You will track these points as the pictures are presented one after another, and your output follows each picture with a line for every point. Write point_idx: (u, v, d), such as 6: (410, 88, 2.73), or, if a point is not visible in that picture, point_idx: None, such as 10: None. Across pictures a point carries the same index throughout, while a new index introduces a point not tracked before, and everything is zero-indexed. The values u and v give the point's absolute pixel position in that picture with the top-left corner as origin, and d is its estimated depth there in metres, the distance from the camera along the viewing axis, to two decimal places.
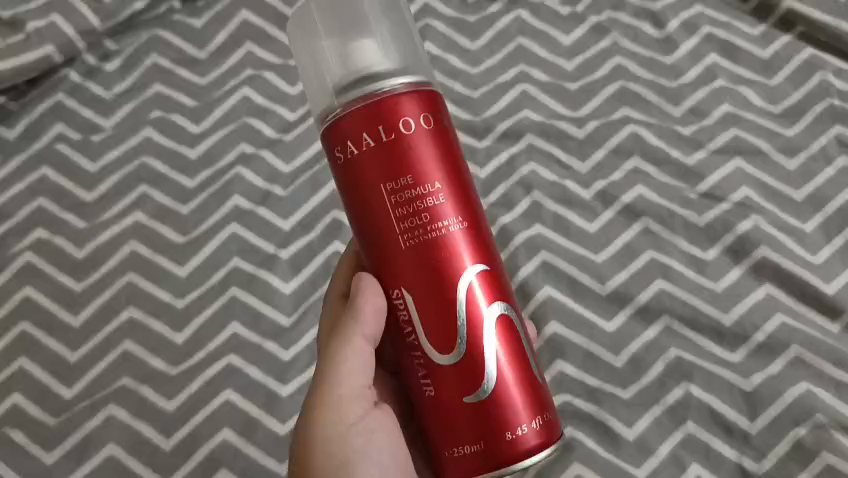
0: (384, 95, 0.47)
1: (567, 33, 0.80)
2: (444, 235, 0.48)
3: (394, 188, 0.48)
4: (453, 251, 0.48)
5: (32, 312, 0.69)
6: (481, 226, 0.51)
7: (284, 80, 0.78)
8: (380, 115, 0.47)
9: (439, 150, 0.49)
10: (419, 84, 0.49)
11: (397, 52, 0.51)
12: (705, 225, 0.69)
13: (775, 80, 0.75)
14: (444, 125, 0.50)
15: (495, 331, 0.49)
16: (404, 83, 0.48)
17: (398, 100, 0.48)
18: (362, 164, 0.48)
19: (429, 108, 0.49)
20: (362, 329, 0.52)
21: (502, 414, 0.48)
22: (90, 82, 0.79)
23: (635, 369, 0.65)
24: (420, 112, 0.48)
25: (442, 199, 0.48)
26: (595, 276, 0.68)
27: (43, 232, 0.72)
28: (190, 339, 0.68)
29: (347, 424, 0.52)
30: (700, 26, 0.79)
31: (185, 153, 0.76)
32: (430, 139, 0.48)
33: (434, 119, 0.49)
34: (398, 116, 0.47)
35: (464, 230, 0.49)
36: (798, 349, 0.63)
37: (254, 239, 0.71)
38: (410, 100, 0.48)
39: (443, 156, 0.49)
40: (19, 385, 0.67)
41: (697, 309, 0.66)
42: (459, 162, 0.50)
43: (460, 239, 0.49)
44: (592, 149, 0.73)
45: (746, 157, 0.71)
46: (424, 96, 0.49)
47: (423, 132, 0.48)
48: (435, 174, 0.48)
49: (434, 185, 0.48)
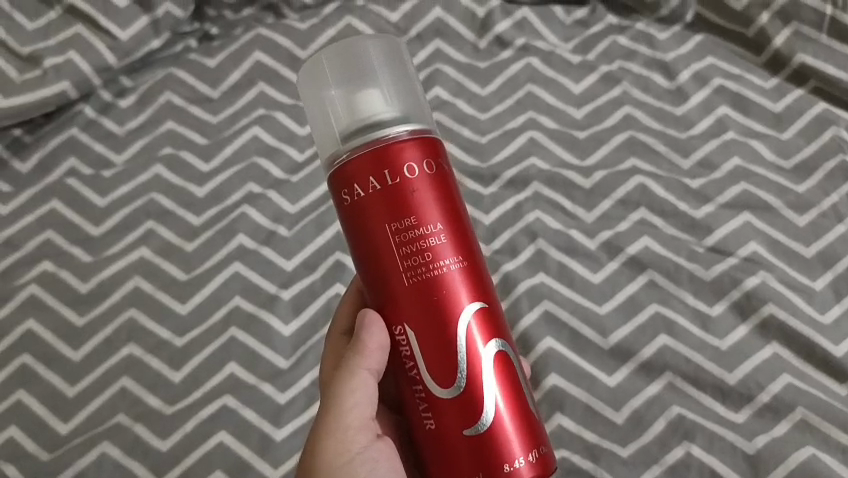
0: (387, 140, 0.47)
1: (577, 81, 0.80)
2: (445, 276, 0.47)
3: (397, 228, 0.46)
4: (454, 294, 0.47)
5: (32, 344, 0.70)
6: (481, 267, 0.49)
7: (294, 121, 0.79)
8: (385, 159, 0.46)
9: (441, 191, 0.48)
10: (422, 130, 0.48)
11: (402, 100, 0.50)
12: (712, 279, 0.68)
13: (787, 134, 0.75)
14: (445, 166, 0.49)
15: (493, 368, 0.47)
16: (408, 130, 0.47)
17: (402, 144, 0.47)
18: (367, 207, 0.47)
19: (432, 152, 0.48)
20: (365, 362, 0.50)
21: (499, 449, 0.46)
22: (104, 118, 0.81)
23: (635, 427, 0.63)
24: (424, 155, 0.47)
25: (444, 239, 0.47)
26: (597, 329, 0.67)
27: (48, 265, 0.73)
28: (187, 378, 0.68)
29: (350, 459, 0.51)
30: (711, 78, 0.78)
31: (192, 191, 0.76)
32: (433, 183, 0.47)
33: (437, 162, 0.48)
34: (402, 160, 0.46)
35: (465, 271, 0.48)
36: (804, 412, 0.61)
37: (255, 278, 0.71)
38: (413, 144, 0.47)
39: (445, 198, 0.48)
40: (15, 418, 0.67)
41: (701, 366, 0.64)
42: (460, 205, 0.49)
43: (462, 281, 0.47)
44: (599, 199, 0.73)
45: (755, 211, 0.70)
46: (427, 142, 0.48)
47: (427, 174, 0.47)
48: (438, 215, 0.47)
49: (436, 225, 0.47)
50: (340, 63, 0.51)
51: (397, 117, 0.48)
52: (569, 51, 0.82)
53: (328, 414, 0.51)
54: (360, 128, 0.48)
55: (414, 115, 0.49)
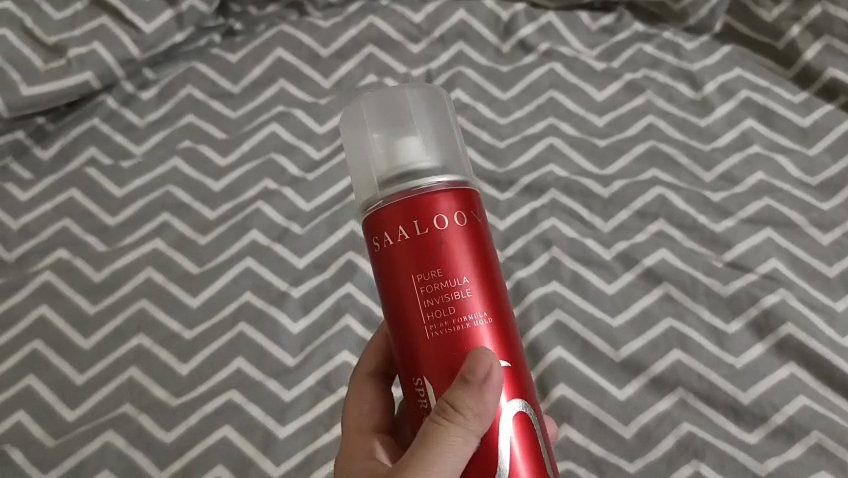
0: (417, 190, 0.41)
1: (600, 89, 0.79)
2: (472, 333, 0.41)
3: (423, 279, 0.41)
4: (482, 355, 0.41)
5: (44, 330, 0.70)
6: (510, 326, 0.43)
7: (313, 118, 0.79)
8: (413, 208, 0.41)
9: (476, 244, 0.42)
10: (455, 182, 0.42)
11: (438, 147, 0.45)
12: (729, 295, 0.66)
13: (814, 150, 0.73)
14: (481, 217, 0.44)
15: (511, 428, 0.42)
16: (438, 181, 0.42)
17: (436, 192, 0.41)
18: (393, 257, 0.42)
19: (467, 201, 0.42)
20: (475, 417, 0.40)
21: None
22: (126, 110, 0.82)
23: (643, 443, 0.62)
24: (455, 207, 0.42)
25: (476, 294, 0.42)
26: (609, 341, 0.66)
27: (63, 253, 0.73)
28: (193, 372, 0.68)
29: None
30: (737, 90, 0.77)
31: (209, 185, 0.77)
32: (464, 236, 0.42)
33: (472, 212, 0.43)
34: (431, 210, 0.41)
35: (493, 329, 0.42)
36: (819, 436, 0.60)
37: (267, 275, 0.71)
38: (445, 195, 0.42)
39: (476, 253, 0.42)
40: (23, 403, 0.67)
41: (715, 384, 0.63)
42: (494, 261, 0.44)
43: (492, 340, 0.42)
44: (617, 209, 0.72)
45: (777, 228, 0.69)
46: (460, 193, 0.42)
47: (462, 225, 0.42)
48: (467, 269, 0.42)
49: (469, 280, 0.41)
50: (381, 113, 0.48)
51: (434, 164, 0.43)
52: (593, 59, 0.81)
53: (418, 469, 0.40)
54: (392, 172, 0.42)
55: (451, 164, 0.45)
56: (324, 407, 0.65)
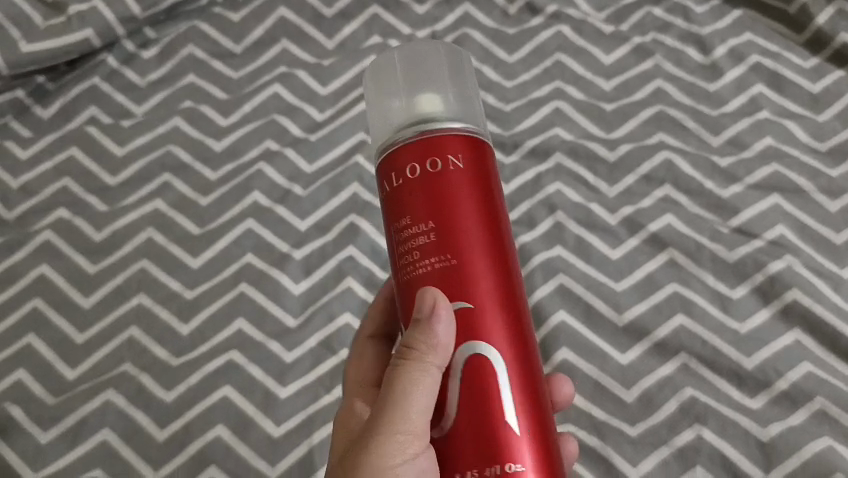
0: (397, 143, 0.43)
1: (608, 53, 0.78)
2: (436, 276, 0.41)
3: (400, 225, 0.42)
4: (458, 297, 0.41)
5: (44, 289, 0.70)
6: (490, 274, 0.41)
7: (316, 80, 0.78)
8: (391, 161, 0.43)
9: (452, 189, 0.41)
10: (433, 130, 0.42)
11: (461, 107, 0.46)
12: (735, 261, 0.65)
13: (823, 116, 0.72)
14: (479, 166, 0.43)
15: (466, 368, 0.40)
16: (415, 132, 0.42)
17: (427, 138, 0.42)
18: (384, 208, 0.44)
19: (449, 146, 0.42)
20: (433, 354, 0.41)
21: (471, 451, 0.39)
22: (126, 69, 0.81)
23: (645, 407, 0.61)
24: (426, 154, 0.42)
25: (461, 235, 0.41)
26: (613, 306, 0.65)
27: (64, 212, 0.73)
28: (194, 332, 0.67)
29: (392, 469, 0.41)
30: (748, 55, 0.76)
31: (210, 145, 0.76)
32: (433, 182, 0.41)
33: (478, 161, 0.43)
34: (403, 160, 0.42)
35: (457, 273, 0.41)
36: (822, 402, 0.59)
37: (268, 236, 0.71)
38: (418, 143, 0.42)
39: (447, 198, 0.41)
40: (23, 362, 0.67)
41: (718, 350, 0.62)
42: (499, 217, 0.43)
43: (459, 284, 0.41)
44: (623, 173, 0.71)
45: (785, 194, 0.68)
46: (433, 141, 0.42)
47: (462, 171, 0.42)
48: (432, 215, 0.41)
49: (454, 222, 0.41)
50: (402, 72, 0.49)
51: (453, 115, 0.44)
52: (601, 21, 0.80)
53: (385, 411, 0.41)
54: (411, 119, 0.44)
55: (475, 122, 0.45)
56: (326, 368, 0.64)
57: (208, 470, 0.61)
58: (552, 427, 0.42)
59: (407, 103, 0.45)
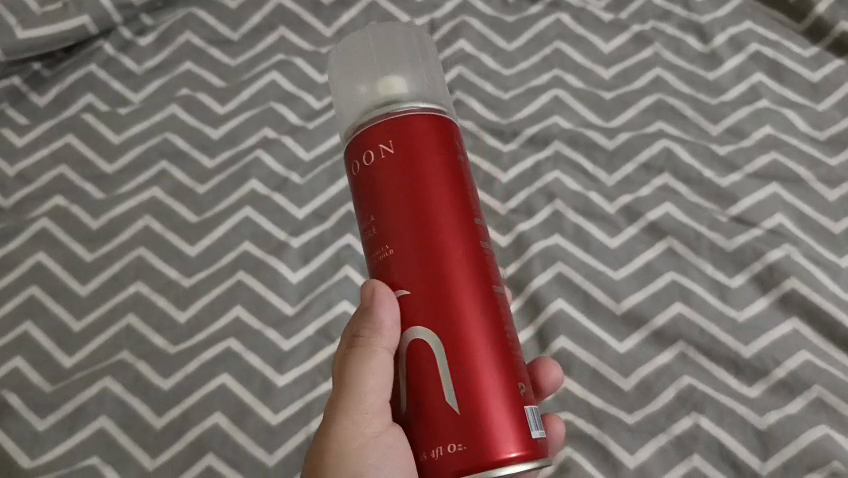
0: (354, 132, 0.44)
1: (607, 41, 0.78)
2: (387, 262, 0.43)
3: (360, 213, 0.45)
4: (403, 282, 0.43)
5: (41, 276, 0.70)
6: (438, 255, 0.42)
7: (313, 67, 0.78)
8: (350, 152, 0.45)
9: (398, 173, 0.43)
10: (383, 117, 0.43)
11: (425, 89, 0.46)
12: (733, 250, 0.65)
13: (823, 105, 0.72)
14: (429, 147, 0.43)
15: (415, 350, 0.42)
16: (367, 120, 0.44)
17: (376, 125, 0.43)
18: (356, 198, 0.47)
19: (396, 131, 0.43)
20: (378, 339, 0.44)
21: (430, 428, 0.41)
22: (123, 56, 0.81)
23: (642, 395, 0.61)
24: (376, 141, 0.43)
25: (404, 222, 0.43)
26: (611, 294, 0.65)
27: (61, 200, 0.73)
28: (192, 319, 0.67)
29: (355, 450, 0.45)
30: (747, 43, 0.75)
31: (207, 132, 0.76)
32: (381, 169, 0.43)
33: (429, 148, 0.43)
34: (357, 150, 0.44)
35: (402, 258, 0.43)
36: (820, 391, 0.59)
37: (266, 224, 0.70)
38: (368, 131, 0.44)
39: (393, 185, 0.43)
40: (20, 350, 0.67)
41: (716, 338, 0.62)
42: (454, 201, 0.43)
43: (407, 268, 0.43)
44: (622, 162, 0.71)
45: (784, 183, 0.68)
46: (382, 127, 0.43)
47: (414, 156, 0.43)
48: (379, 202, 0.43)
49: (400, 210, 0.43)
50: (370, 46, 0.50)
51: (414, 95, 0.45)
52: (601, 9, 0.80)
53: (343, 397, 0.45)
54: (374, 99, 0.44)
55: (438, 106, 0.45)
56: (324, 356, 0.64)
57: (206, 458, 0.61)
58: (512, 408, 0.41)
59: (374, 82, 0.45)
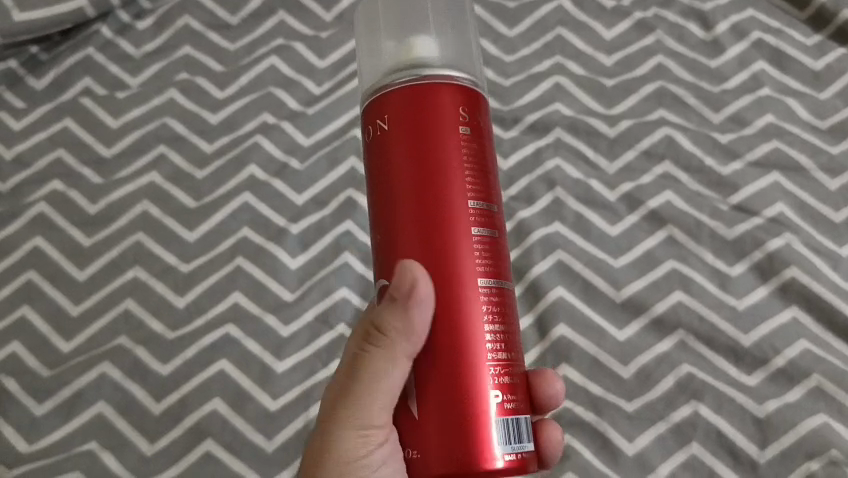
0: (372, 98, 0.44)
1: (609, 28, 0.77)
2: (385, 240, 0.42)
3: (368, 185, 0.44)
4: (393, 264, 0.42)
5: (39, 261, 0.69)
6: (434, 240, 0.41)
7: (313, 52, 0.78)
8: (366, 119, 0.44)
9: (405, 148, 0.42)
10: (406, 84, 0.42)
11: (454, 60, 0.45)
12: (734, 238, 0.65)
13: (825, 94, 0.71)
14: (442, 124, 0.42)
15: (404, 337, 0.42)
16: (389, 85, 0.43)
17: (393, 94, 0.42)
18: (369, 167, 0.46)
19: (413, 103, 0.42)
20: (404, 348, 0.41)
21: (411, 428, 0.40)
22: (121, 40, 0.80)
23: (642, 383, 0.61)
24: (389, 111, 0.42)
25: (402, 203, 0.42)
26: (611, 282, 0.65)
27: (59, 184, 0.72)
28: (191, 304, 0.67)
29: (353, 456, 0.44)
30: (750, 31, 0.75)
31: (206, 117, 0.75)
32: (389, 141, 0.42)
33: (440, 125, 0.42)
34: (371, 117, 0.43)
35: (400, 237, 0.42)
36: (819, 379, 0.59)
37: (265, 210, 0.70)
38: (386, 98, 0.43)
39: (398, 159, 0.42)
40: (18, 334, 0.66)
41: (715, 326, 0.62)
42: (447, 187, 0.41)
43: (403, 249, 0.41)
44: (623, 149, 0.70)
45: (785, 171, 0.68)
46: (398, 97, 0.42)
47: (427, 131, 0.42)
48: (384, 176, 0.42)
49: (403, 188, 0.42)
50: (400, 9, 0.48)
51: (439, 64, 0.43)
52: None
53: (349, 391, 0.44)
54: (394, 66, 0.44)
55: (447, 77, 0.43)
56: (323, 341, 0.64)
57: (205, 443, 0.61)
58: (481, 418, 0.39)
59: (401, 45, 0.45)
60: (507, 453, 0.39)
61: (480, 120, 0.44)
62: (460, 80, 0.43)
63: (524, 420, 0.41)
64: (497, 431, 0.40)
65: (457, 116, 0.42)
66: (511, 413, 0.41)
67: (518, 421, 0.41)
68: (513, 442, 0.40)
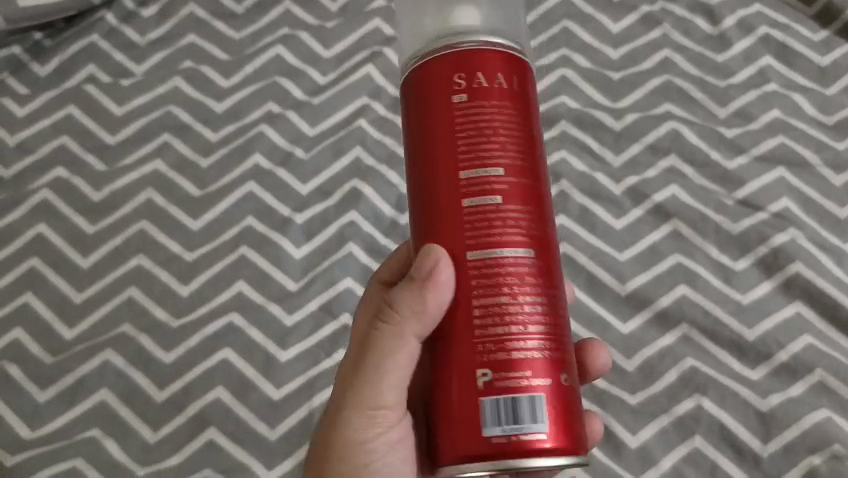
0: (417, 61, 0.40)
1: (616, 21, 0.77)
2: (429, 217, 0.40)
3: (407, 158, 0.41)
4: (438, 241, 0.39)
5: (42, 248, 0.69)
6: (486, 215, 0.38)
7: (318, 42, 0.77)
8: (407, 87, 0.41)
9: (454, 116, 0.39)
10: (455, 47, 0.39)
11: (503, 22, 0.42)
12: (739, 233, 0.65)
13: (830, 90, 0.72)
14: (494, 93, 0.39)
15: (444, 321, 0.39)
16: (436, 47, 0.40)
17: (441, 56, 0.39)
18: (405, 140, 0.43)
19: (463, 66, 0.39)
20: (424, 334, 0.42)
21: (450, 419, 0.38)
22: (126, 27, 0.80)
23: (645, 376, 0.61)
24: (438, 74, 0.39)
25: (450, 175, 0.39)
26: (615, 275, 0.65)
27: (62, 171, 0.72)
28: (195, 293, 0.67)
29: (362, 443, 0.45)
30: (756, 26, 0.75)
31: (211, 106, 0.75)
32: (438, 108, 0.39)
33: (492, 94, 0.39)
34: (416, 84, 0.40)
35: (447, 214, 0.39)
36: (822, 374, 0.60)
37: (270, 200, 0.70)
38: (432, 61, 0.40)
39: (445, 128, 0.39)
40: (20, 321, 0.66)
41: (719, 320, 0.62)
42: (441, 160, 0.39)
43: (450, 227, 0.39)
44: (628, 142, 0.70)
45: (790, 167, 0.68)
46: (447, 59, 0.39)
47: (478, 99, 0.39)
48: (429, 147, 0.40)
49: (451, 159, 0.39)
50: None
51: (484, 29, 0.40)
52: None
53: (362, 377, 0.44)
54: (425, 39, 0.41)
55: (440, 48, 0.40)
56: (327, 332, 0.64)
57: (208, 432, 0.61)
58: (469, 401, 0.38)
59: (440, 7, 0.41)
60: (498, 436, 0.37)
61: (487, 78, 0.39)
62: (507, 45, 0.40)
63: (536, 403, 0.37)
64: (484, 413, 0.37)
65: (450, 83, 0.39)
66: (513, 395, 0.37)
67: (568, 404, 0.39)
68: (508, 425, 0.37)
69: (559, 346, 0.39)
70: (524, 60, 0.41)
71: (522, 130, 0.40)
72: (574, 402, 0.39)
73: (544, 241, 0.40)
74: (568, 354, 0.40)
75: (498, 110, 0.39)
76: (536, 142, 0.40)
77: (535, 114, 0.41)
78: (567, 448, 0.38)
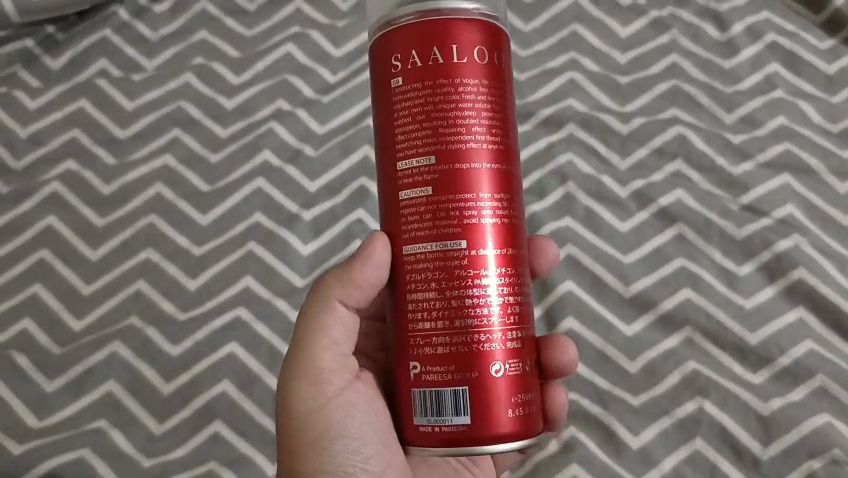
0: (389, 31, 0.44)
1: (624, 25, 0.77)
2: (397, 187, 0.44)
3: (379, 130, 0.45)
4: (405, 211, 0.44)
5: (51, 240, 0.70)
6: (448, 189, 0.43)
7: (329, 40, 0.78)
8: (379, 56, 0.45)
9: (423, 90, 0.43)
10: (423, 17, 0.42)
11: None
12: (743, 238, 0.66)
13: (837, 98, 0.72)
14: (459, 67, 0.43)
15: (405, 294, 0.44)
16: (406, 17, 0.43)
17: (410, 28, 0.43)
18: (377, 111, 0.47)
19: (428, 40, 0.42)
20: (346, 295, 0.48)
21: (411, 399, 0.44)
22: (138, 22, 0.80)
23: (648, 378, 0.62)
24: (408, 48, 0.43)
25: (418, 150, 0.43)
26: (619, 277, 0.66)
27: (73, 164, 0.73)
28: (202, 287, 0.67)
29: (315, 412, 0.49)
30: (764, 33, 0.75)
31: (221, 102, 0.75)
32: (407, 81, 0.43)
33: (457, 68, 0.43)
34: (387, 55, 0.44)
35: (413, 187, 0.43)
36: (823, 379, 0.60)
37: (277, 196, 0.70)
38: (402, 33, 0.43)
39: (414, 104, 0.43)
40: (29, 310, 0.67)
41: (722, 324, 0.63)
42: (387, 149, 0.45)
43: (416, 199, 0.43)
44: (635, 146, 0.71)
45: (795, 173, 0.68)
46: (416, 31, 0.43)
47: (444, 74, 0.43)
48: (399, 121, 0.44)
49: (419, 135, 0.43)
50: None
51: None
52: None
53: (301, 352, 0.49)
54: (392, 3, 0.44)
55: (391, 21, 0.44)
56: None
57: (213, 424, 0.62)
58: (404, 384, 0.44)
59: None
60: (424, 425, 0.43)
61: (456, 53, 0.43)
62: (475, 13, 0.43)
63: (457, 393, 0.42)
64: (446, 402, 0.42)
65: (390, 66, 0.44)
66: (436, 385, 0.43)
67: (522, 384, 0.43)
68: (432, 415, 0.43)
69: (490, 334, 0.43)
70: (494, 34, 0.44)
71: (460, 114, 0.43)
72: (525, 378, 0.44)
73: (478, 224, 0.43)
74: (506, 340, 0.43)
75: (465, 86, 0.43)
76: (479, 123, 0.43)
77: (488, 90, 0.43)
78: (493, 435, 0.42)
